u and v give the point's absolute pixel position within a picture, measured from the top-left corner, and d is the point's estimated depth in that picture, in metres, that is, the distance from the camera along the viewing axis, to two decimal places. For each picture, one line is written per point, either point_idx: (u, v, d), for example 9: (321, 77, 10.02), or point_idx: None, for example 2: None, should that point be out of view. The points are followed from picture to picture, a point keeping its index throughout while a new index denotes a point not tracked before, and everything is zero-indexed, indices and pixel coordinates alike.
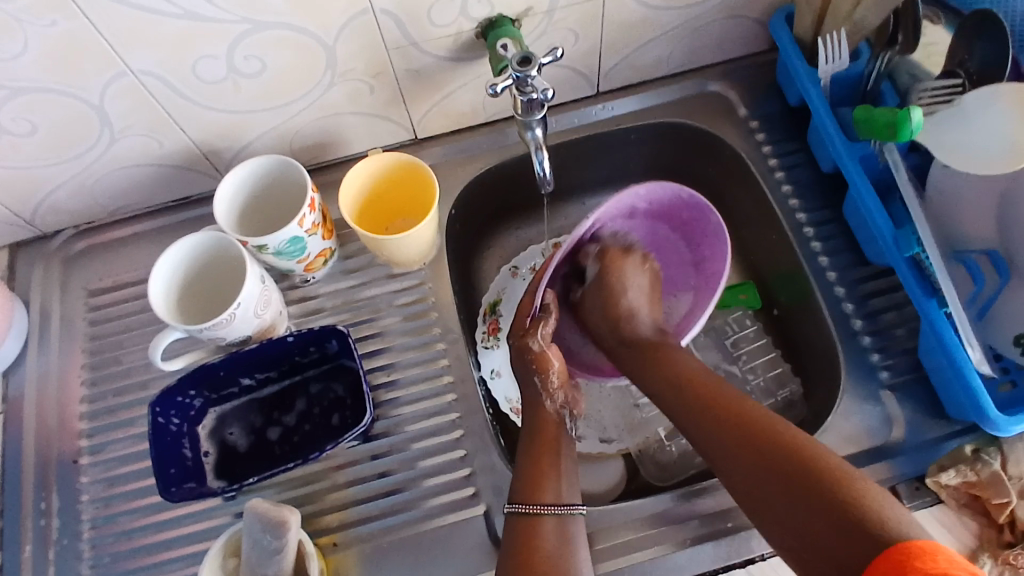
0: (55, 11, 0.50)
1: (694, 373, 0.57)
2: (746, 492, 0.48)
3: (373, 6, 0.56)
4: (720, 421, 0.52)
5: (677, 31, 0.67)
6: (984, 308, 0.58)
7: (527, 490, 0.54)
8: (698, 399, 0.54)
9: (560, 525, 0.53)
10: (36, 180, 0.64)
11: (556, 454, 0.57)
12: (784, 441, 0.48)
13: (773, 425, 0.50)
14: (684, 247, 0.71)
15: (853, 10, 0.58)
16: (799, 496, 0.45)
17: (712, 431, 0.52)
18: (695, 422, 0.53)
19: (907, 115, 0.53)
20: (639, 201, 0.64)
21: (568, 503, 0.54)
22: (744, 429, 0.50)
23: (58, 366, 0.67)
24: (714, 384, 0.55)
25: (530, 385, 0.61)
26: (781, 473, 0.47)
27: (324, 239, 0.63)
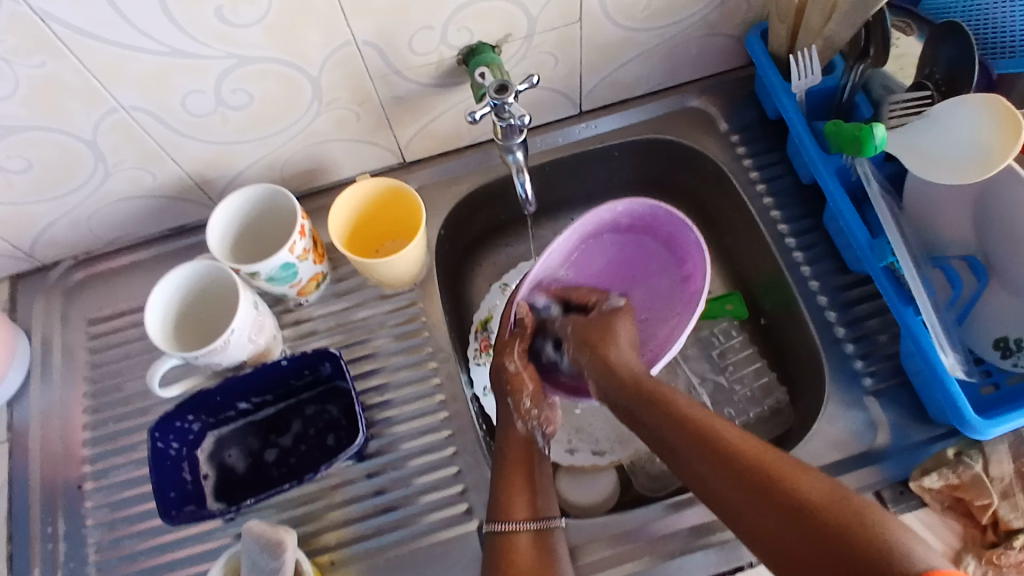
0: (44, 53, 0.52)
1: (698, 415, 0.50)
2: (749, 535, 0.43)
3: (355, 38, 0.57)
4: (709, 457, 0.46)
5: (654, 50, 0.69)
6: (963, 311, 0.59)
7: (503, 505, 0.56)
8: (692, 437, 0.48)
9: (535, 538, 0.55)
10: (35, 214, 0.66)
11: (529, 470, 0.58)
12: (779, 475, 0.43)
13: (761, 455, 0.45)
14: (673, 260, 0.70)
15: (823, 26, 0.60)
16: (806, 535, 0.40)
17: (724, 481, 0.45)
18: (700, 469, 0.47)
19: (870, 131, 0.54)
20: (621, 217, 0.68)
21: (545, 515, 0.56)
22: (734, 463, 0.45)
23: (60, 395, 0.69)
24: (719, 428, 0.48)
25: (504, 405, 0.62)
26: (777, 509, 0.42)
27: (315, 263, 0.65)
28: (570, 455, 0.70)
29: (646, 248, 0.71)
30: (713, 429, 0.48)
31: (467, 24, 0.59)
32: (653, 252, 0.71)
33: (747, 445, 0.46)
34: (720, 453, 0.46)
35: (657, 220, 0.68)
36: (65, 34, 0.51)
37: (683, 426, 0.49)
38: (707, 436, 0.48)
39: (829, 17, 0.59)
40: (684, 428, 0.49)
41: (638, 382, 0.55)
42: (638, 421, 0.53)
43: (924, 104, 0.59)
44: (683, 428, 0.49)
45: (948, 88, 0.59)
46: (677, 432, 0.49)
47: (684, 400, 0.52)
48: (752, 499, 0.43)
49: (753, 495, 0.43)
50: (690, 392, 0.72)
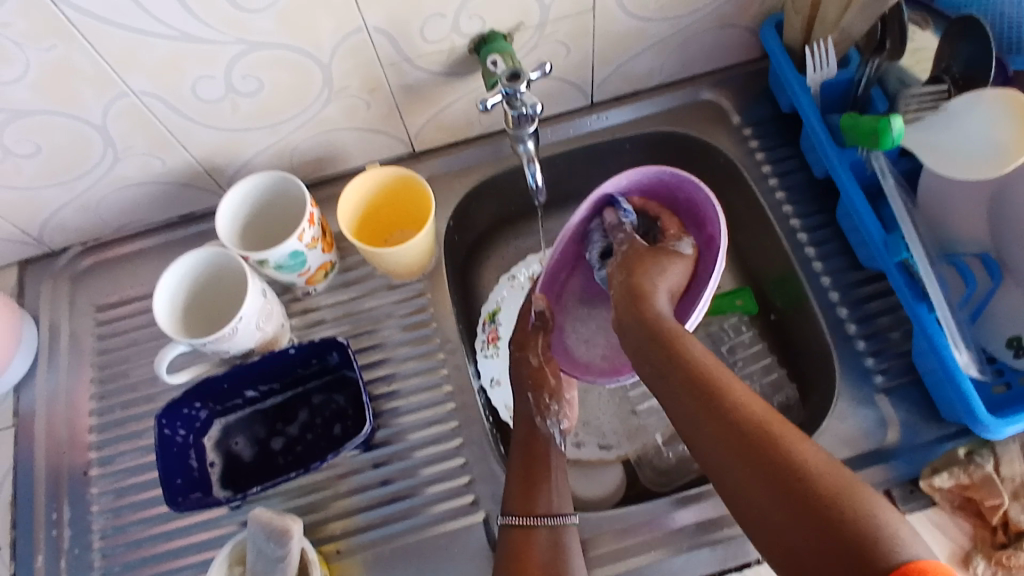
0: (54, 36, 0.51)
1: (706, 367, 0.48)
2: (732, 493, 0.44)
3: (367, 25, 0.57)
4: (711, 412, 0.45)
5: (667, 42, 0.68)
6: (977, 309, 0.58)
7: (520, 501, 0.56)
8: (695, 390, 0.47)
9: (551, 534, 0.55)
10: (43, 200, 0.66)
11: (547, 465, 0.58)
12: (781, 444, 0.42)
13: (763, 420, 0.44)
14: (692, 236, 0.64)
15: (839, 19, 0.59)
16: (796, 509, 0.40)
17: (718, 437, 0.45)
18: (699, 421, 0.46)
19: (888, 123, 0.54)
20: (631, 191, 0.64)
21: (559, 513, 0.56)
22: (736, 424, 0.44)
23: (67, 381, 0.69)
24: (723, 384, 0.46)
25: (523, 401, 0.62)
26: (769, 478, 0.42)
27: (324, 252, 0.65)
28: (577, 449, 0.69)
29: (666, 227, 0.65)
30: (720, 384, 0.47)
31: (479, 13, 0.59)
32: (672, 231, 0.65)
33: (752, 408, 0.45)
34: (722, 409, 0.45)
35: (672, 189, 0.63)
36: (75, 16, 0.50)
37: (689, 376, 0.48)
38: (711, 390, 0.46)
39: (845, 10, 0.58)
40: (688, 378, 0.48)
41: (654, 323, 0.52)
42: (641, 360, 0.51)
43: (939, 100, 0.58)
44: (687, 377, 0.48)
45: (966, 83, 0.58)
46: (681, 380, 0.48)
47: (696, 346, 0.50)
48: (746, 463, 0.43)
49: (748, 460, 0.43)
50: None
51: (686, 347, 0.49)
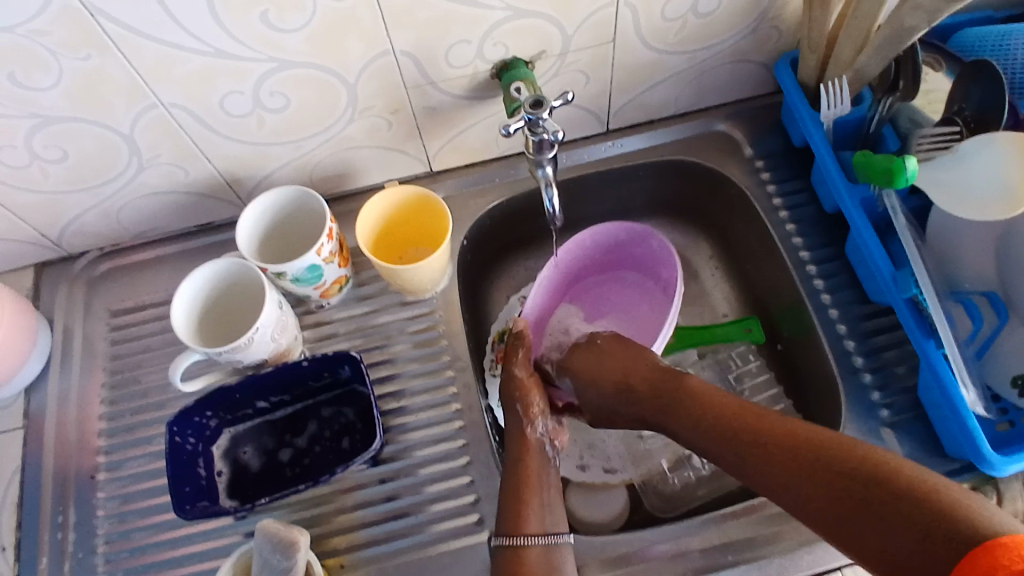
0: (89, 46, 0.53)
1: (727, 408, 0.55)
2: (822, 526, 0.46)
3: (394, 48, 0.59)
4: (773, 455, 0.50)
5: (683, 74, 0.70)
6: (983, 346, 0.59)
7: (514, 520, 0.56)
8: (729, 433, 0.53)
9: (545, 552, 0.55)
10: (65, 204, 0.67)
11: (538, 483, 0.59)
12: (819, 450, 0.48)
13: (828, 445, 0.48)
14: (648, 279, 0.74)
15: (854, 58, 0.61)
16: (853, 501, 0.44)
17: (764, 464, 0.50)
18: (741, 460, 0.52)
19: (903, 163, 0.55)
20: (593, 251, 0.73)
21: (554, 531, 0.57)
22: (779, 450, 0.50)
23: (79, 384, 0.69)
24: (751, 416, 0.53)
25: (512, 413, 0.63)
26: (855, 501, 0.44)
27: (340, 266, 0.66)
28: (581, 471, 0.70)
29: (622, 280, 0.76)
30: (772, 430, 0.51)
31: (503, 40, 0.60)
32: (629, 283, 0.75)
33: (813, 437, 0.49)
34: (781, 449, 0.50)
35: (644, 246, 0.72)
36: (112, 29, 0.52)
37: (713, 421, 0.55)
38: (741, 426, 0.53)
39: (861, 48, 0.60)
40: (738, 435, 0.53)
41: (653, 381, 0.61)
42: (685, 434, 0.57)
43: (953, 139, 0.59)
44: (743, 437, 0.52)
45: (978, 125, 0.59)
46: (732, 440, 0.53)
47: (726, 399, 0.56)
48: (826, 491, 0.46)
49: (824, 489, 0.46)
50: None
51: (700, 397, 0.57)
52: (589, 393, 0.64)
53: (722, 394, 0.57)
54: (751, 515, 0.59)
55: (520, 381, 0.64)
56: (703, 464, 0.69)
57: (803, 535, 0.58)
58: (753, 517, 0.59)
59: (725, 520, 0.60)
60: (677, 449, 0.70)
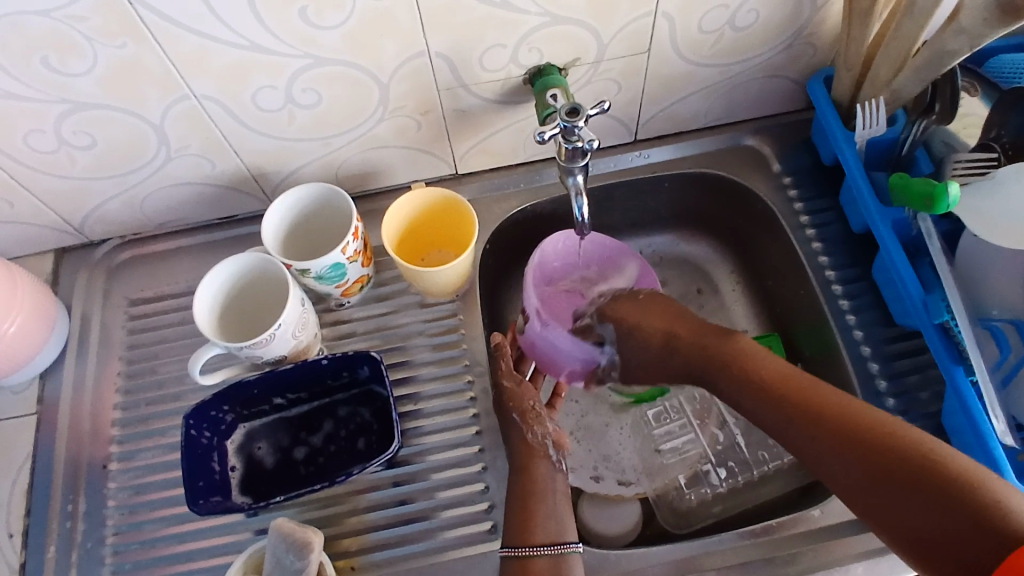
0: (126, 35, 0.52)
1: (770, 371, 0.57)
2: (852, 496, 0.48)
3: (429, 49, 0.58)
4: (811, 421, 0.52)
5: (715, 87, 0.69)
6: (1008, 375, 0.57)
7: (520, 531, 0.56)
8: (769, 393, 0.55)
9: (553, 561, 0.54)
10: (90, 191, 0.67)
11: (544, 489, 0.59)
12: (856, 420, 0.50)
13: (872, 420, 0.49)
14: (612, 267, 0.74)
15: (890, 79, 0.60)
16: (884, 472, 0.47)
17: (800, 427, 0.52)
18: (779, 421, 0.54)
19: (945, 188, 0.55)
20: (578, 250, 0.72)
21: (563, 540, 0.56)
22: (817, 413, 0.52)
23: (94, 373, 0.69)
24: (794, 380, 0.55)
25: (509, 423, 0.62)
26: (893, 477, 0.46)
27: (363, 266, 0.65)
28: (595, 482, 0.69)
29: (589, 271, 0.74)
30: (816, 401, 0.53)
31: (539, 46, 0.60)
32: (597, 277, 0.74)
33: (857, 411, 0.50)
34: (821, 420, 0.51)
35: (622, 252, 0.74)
36: (151, 19, 0.51)
37: (755, 381, 0.57)
38: (781, 389, 0.55)
39: (899, 69, 0.59)
40: (780, 400, 0.54)
41: (698, 342, 0.63)
42: (728, 392, 0.59)
43: (989, 166, 0.58)
44: (784, 404, 0.54)
45: (1015, 152, 0.59)
46: (773, 400, 0.55)
47: (766, 365, 0.57)
48: (863, 464, 0.48)
49: (862, 462, 0.48)
50: (722, 428, 0.71)
51: (743, 359, 0.59)
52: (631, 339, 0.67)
53: (763, 358, 0.58)
54: (768, 535, 0.59)
55: (513, 389, 0.63)
56: (720, 482, 0.68)
57: (820, 559, 0.58)
58: (770, 538, 0.59)
59: (742, 540, 0.59)
60: (694, 464, 0.69)
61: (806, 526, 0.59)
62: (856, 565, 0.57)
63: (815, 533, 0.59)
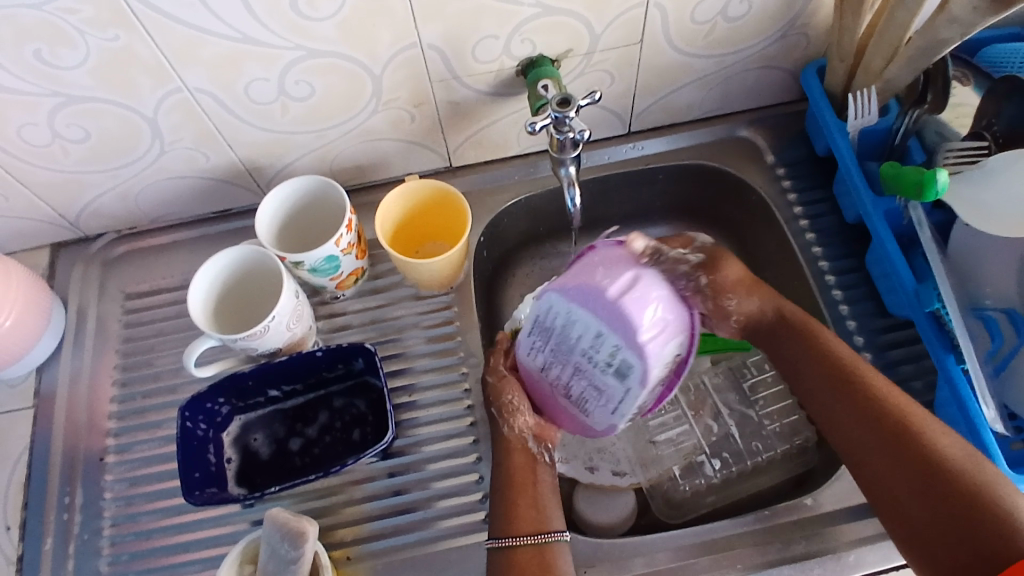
0: (117, 26, 0.52)
1: (842, 356, 0.57)
2: (867, 482, 0.52)
3: (422, 40, 0.58)
4: (860, 413, 0.54)
5: (709, 78, 0.69)
6: (1001, 364, 0.57)
7: (504, 522, 0.56)
8: (832, 379, 0.56)
9: (537, 553, 0.54)
10: (85, 184, 0.67)
11: (526, 480, 0.58)
12: (905, 425, 0.52)
13: (916, 427, 0.51)
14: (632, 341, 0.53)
15: (884, 68, 0.60)
16: (913, 479, 0.50)
17: (848, 416, 0.54)
18: (830, 405, 0.56)
19: (934, 175, 0.55)
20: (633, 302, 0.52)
21: (548, 530, 0.56)
22: (871, 408, 0.53)
23: (90, 366, 0.69)
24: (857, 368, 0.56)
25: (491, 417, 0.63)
26: (915, 487, 0.49)
27: (358, 258, 0.66)
28: (590, 474, 0.69)
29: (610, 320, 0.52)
30: (867, 386, 0.55)
31: (532, 37, 0.60)
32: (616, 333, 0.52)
33: (905, 415, 0.52)
34: (874, 416, 0.53)
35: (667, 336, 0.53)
36: (142, 10, 0.51)
37: (825, 366, 0.57)
38: (846, 376, 0.55)
39: (891, 58, 0.59)
40: (836, 379, 0.56)
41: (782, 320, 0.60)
42: (795, 375, 0.59)
43: (980, 154, 0.58)
44: (841, 386, 0.55)
45: (1007, 141, 0.59)
46: (837, 386, 0.56)
47: (834, 342, 0.58)
48: (891, 462, 0.51)
49: (891, 463, 0.51)
50: (716, 419, 0.71)
51: (824, 344, 0.58)
52: (722, 267, 0.60)
53: (832, 334, 0.59)
54: (760, 524, 0.59)
55: (495, 384, 0.62)
56: (715, 472, 0.69)
57: (813, 547, 0.58)
58: (763, 526, 0.59)
59: (735, 528, 0.59)
60: (689, 455, 0.69)
61: (798, 514, 0.59)
62: (848, 553, 0.57)
63: (809, 521, 0.59)
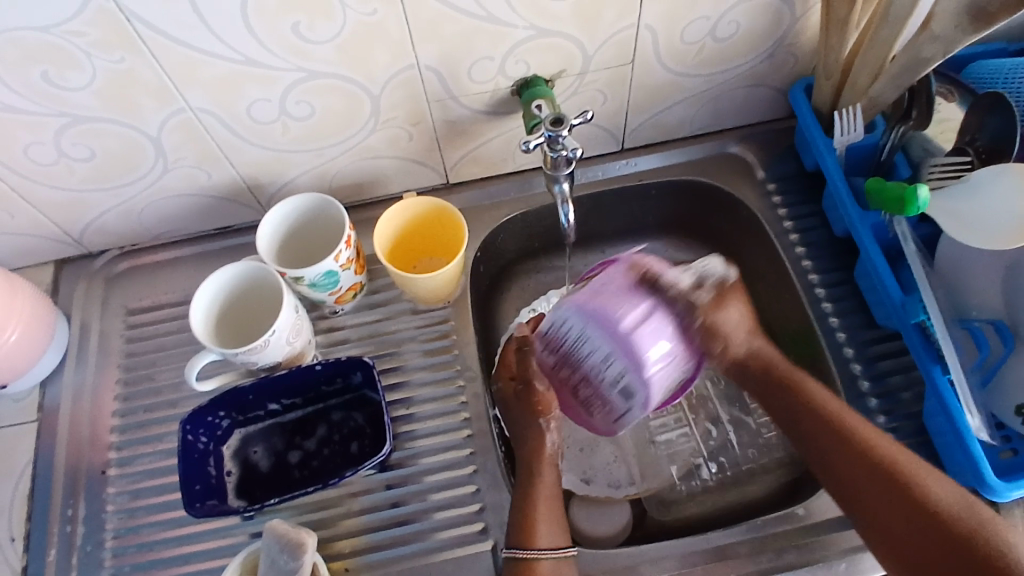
0: (123, 49, 0.54)
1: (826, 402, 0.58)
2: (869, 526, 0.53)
3: (419, 62, 0.60)
4: (852, 459, 0.54)
5: (699, 96, 0.71)
6: (989, 374, 0.58)
7: (524, 534, 0.56)
8: (821, 425, 0.57)
9: (556, 565, 0.56)
10: (90, 202, 0.68)
11: (549, 494, 0.59)
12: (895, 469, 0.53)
13: (907, 468, 0.53)
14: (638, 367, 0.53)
15: (869, 86, 0.62)
16: (913, 522, 0.51)
17: (840, 461, 0.55)
18: (821, 452, 0.56)
19: (915, 191, 0.56)
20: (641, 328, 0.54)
21: (564, 545, 0.57)
22: (861, 454, 0.54)
23: (93, 381, 0.70)
24: (841, 413, 0.57)
25: (528, 422, 0.61)
26: (917, 531, 0.51)
27: (356, 273, 0.67)
28: (586, 485, 0.70)
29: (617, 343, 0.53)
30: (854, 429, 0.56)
31: (526, 58, 0.62)
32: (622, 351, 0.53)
33: (894, 458, 0.53)
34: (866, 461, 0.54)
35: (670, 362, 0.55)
36: (146, 33, 0.53)
37: (812, 414, 0.57)
38: (833, 422, 0.56)
39: (876, 77, 0.61)
40: (824, 424, 0.57)
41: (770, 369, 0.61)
42: (785, 422, 0.59)
43: (964, 169, 0.60)
44: (832, 432, 0.56)
45: (989, 156, 0.61)
46: (825, 433, 0.56)
47: (815, 388, 0.59)
48: (890, 506, 0.52)
49: (890, 508, 0.52)
50: (710, 432, 0.72)
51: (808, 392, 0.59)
52: (730, 301, 0.58)
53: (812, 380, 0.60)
54: (753, 533, 0.60)
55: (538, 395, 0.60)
56: (709, 476, 0.70)
57: (806, 556, 0.59)
58: (757, 536, 0.60)
59: (729, 537, 0.60)
60: (686, 469, 0.71)
61: (791, 524, 0.60)
62: (840, 561, 0.58)
63: (802, 530, 0.60)
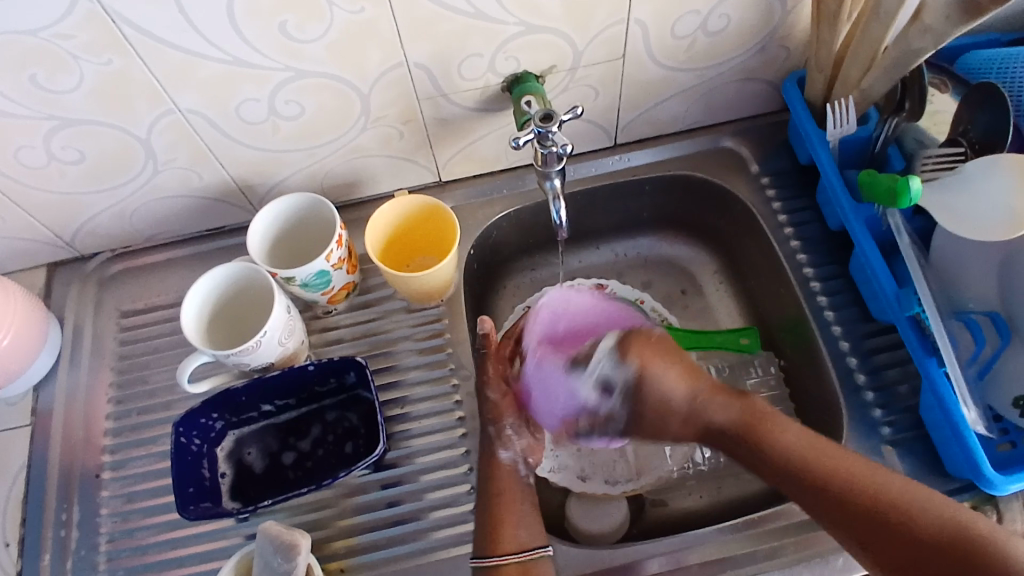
0: (111, 50, 0.54)
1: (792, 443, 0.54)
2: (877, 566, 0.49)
3: (408, 59, 0.60)
4: (835, 498, 0.51)
5: (692, 91, 0.71)
6: (984, 368, 0.58)
7: (489, 541, 0.57)
8: (791, 468, 0.53)
9: (521, 567, 0.56)
10: (81, 205, 0.68)
11: (512, 494, 0.60)
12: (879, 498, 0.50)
13: (889, 494, 0.50)
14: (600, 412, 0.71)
15: (861, 79, 0.62)
16: (917, 548, 0.48)
17: (823, 505, 0.51)
18: (805, 501, 0.52)
19: (907, 183, 0.56)
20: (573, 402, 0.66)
21: (532, 547, 0.57)
22: (841, 492, 0.51)
23: (86, 384, 0.70)
24: (807, 451, 0.53)
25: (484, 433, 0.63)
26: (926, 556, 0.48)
27: (347, 273, 0.66)
28: (582, 482, 0.70)
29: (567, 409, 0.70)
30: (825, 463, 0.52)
31: (516, 54, 0.61)
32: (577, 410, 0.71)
33: (873, 486, 0.51)
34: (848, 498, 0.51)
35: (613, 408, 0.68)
36: (134, 35, 0.53)
37: (781, 458, 0.54)
38: (805, 464, 0.53)
39: (869, 68, 0.61)
40: (794, 465, 0.53)
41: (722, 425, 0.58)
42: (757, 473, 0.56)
43: (957, 160, 0.59)
44: (807, 476, 0.52)
45: (982, 147, 0.60)
46: (800, 475, 0.53)
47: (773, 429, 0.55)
48: (890, 540, 0.49)
49: (891, 539, 0.49)
50: None
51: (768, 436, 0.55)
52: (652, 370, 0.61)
53: (774, 422, 0.56)
54: (750, 529, 0.60)
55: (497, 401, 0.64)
56: (703, 459, 0.71)
57: (803, 551, 0.58)
58: (754, 532, 0.59)
59: (725, 534, 0.60)
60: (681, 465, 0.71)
61: (787, 519, 0.60)
62: (837, 556, 0.58)
63: (799, 525, 0.60)
